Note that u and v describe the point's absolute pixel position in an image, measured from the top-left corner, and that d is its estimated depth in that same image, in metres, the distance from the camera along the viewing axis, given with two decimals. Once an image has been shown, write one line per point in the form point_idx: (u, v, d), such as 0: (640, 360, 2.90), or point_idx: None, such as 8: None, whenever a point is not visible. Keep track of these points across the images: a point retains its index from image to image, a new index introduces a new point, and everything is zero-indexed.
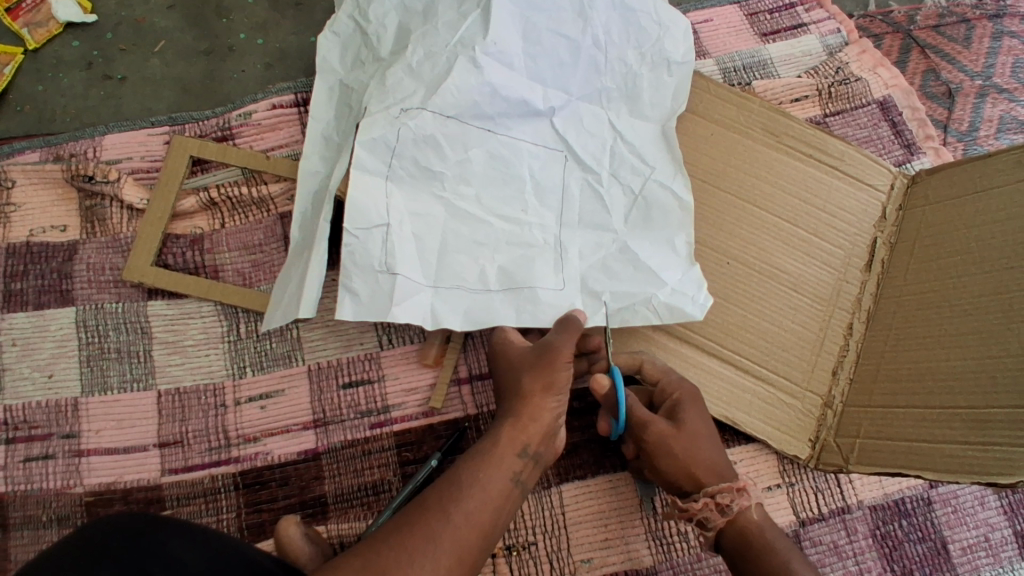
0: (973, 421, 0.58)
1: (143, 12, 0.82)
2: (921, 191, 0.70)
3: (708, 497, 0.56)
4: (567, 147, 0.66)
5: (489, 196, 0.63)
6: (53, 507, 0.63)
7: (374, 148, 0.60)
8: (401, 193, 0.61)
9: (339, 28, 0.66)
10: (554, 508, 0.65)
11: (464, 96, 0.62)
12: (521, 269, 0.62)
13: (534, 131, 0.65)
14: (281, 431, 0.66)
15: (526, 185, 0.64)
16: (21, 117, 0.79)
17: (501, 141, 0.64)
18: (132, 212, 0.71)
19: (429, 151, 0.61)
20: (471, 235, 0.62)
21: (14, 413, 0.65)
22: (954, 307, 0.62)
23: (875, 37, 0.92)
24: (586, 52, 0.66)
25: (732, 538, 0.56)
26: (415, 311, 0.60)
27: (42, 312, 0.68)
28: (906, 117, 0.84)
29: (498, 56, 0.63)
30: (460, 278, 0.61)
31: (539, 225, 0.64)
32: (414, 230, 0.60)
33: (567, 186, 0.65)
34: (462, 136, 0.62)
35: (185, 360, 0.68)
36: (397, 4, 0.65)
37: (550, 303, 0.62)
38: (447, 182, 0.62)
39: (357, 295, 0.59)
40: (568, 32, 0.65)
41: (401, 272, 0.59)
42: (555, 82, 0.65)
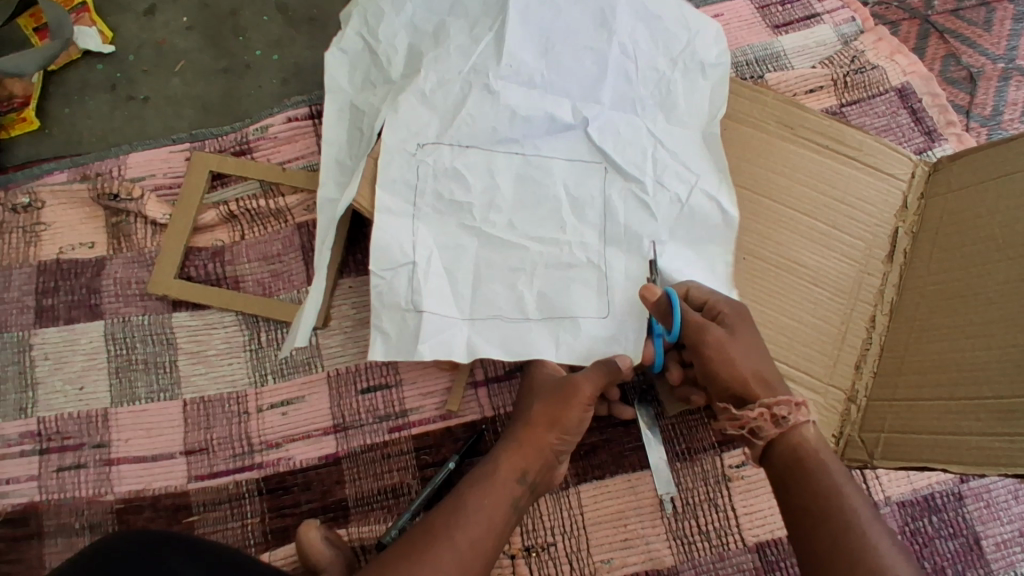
0: (997, 411, 0.56)
1: (163, 34, 0.85)
2: (943, 179, 0.68)
3: (764, 407, 0.53)
4: (604, 156, 0.64)
5: (522, 218, 0.62)
6: (85, 515, 0.65)
7: (395, 190, 0.61)
8: (427, 228, 0.61)
9: (347, 45, 0.66)
10: (572, 508, 0.65)
11: (481, 122, 0.62)
12: (559, 295, 0.61)
13: (565, 145, 0.64)
14: (301, 436, 0.67)
15: (561, 202, 0.63)
16: (50, 140, 0.82)
17: (529, 160, 0.63)
18: (155, 227, 0.74)
19: (451, 181, 0.62)
20: (504, 262, 0.62)
21: (47, 424, 0.68)
22: (978, 295, 0.61)
23: (891, 24, 0.90)
24: (614, 63, 0.65)
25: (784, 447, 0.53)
26: (449, 343, 0.60)
27: (73, 326, 0.70)
28: (926, 104, 0.83)
29: (516, 77, 0.63)
30: (496, 309, 0.61)
31: (580, 244, 0.63)
32: (444, 263, 0.61)
33: (607, 197, 0.64)
34: (486, 162, 0.62)
35: (210, 369, 0.70)
36: (406, 24, 0.65)
37: (590, 329, 0.61)
38: (476, 212, 0.62)
39: (388, 335, 0.60)
40: (593, 46, 0.64)
41: (427, 309, 0.59)
42: (586, 96, 0.65)
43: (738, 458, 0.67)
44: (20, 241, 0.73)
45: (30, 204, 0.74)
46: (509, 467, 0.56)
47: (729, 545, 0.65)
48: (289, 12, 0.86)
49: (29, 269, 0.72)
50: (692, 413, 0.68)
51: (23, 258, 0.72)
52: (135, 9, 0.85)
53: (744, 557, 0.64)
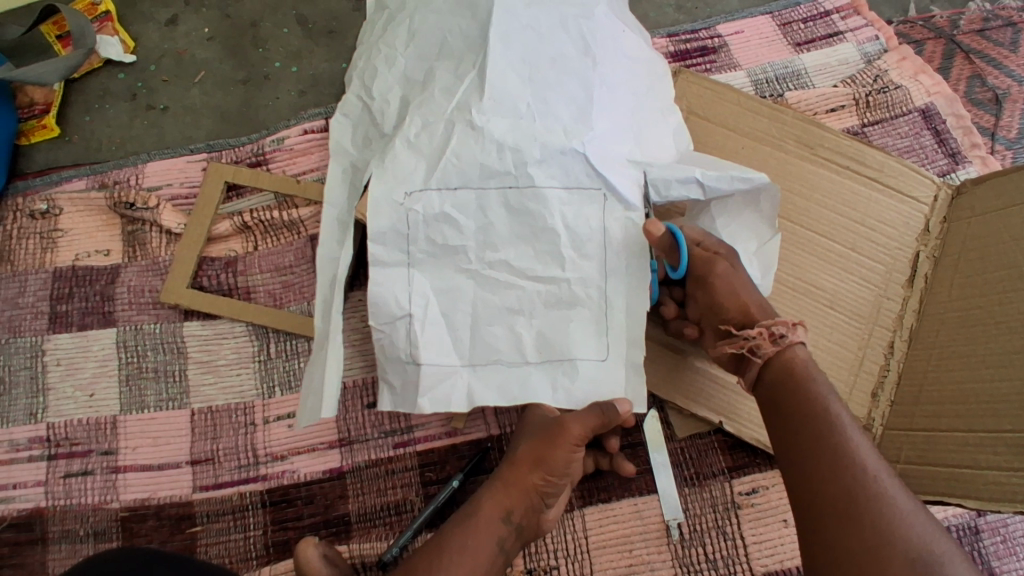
0: (1015, 447, 0.55)
1: (183, 43, 0.86)
2: (966, 202, 0.66)
3: (764, 327, 0.55)
4: (603, 181, 0.58)
5: (521, 256, 0.57)
6: (90, 522, 0.66)
7: (385, 239, 0.57)
8: (424, 274, 0.57)
9: (348, 109, 0.66)
10: (577, 531, 0.64)
11: (467, 159, 0.57)
12: (557, 336, 0.58)
13: (560, 170, 0.58)
14: (307, 449, 0.67)
15: (559, 236, 0.57)
16: (70, 147, 0.83)
17: (522, 191, 0.57)
18: (170, 236, 0.74)
19: (444, 225, 0.57)
20: (502, 302, 0.58)
21: (56, 430, 0.68)
22: (997, 325, 0.59)
23: (916, 43, 0.88)
24: (599, 86, 0.61)
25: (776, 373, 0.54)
26: (449, 393, 0.57)
27: (85, 333, 0.71)
28: (950, 126, 0.81)
29: (500, 108, 0.58)
30: (495, 352, 0.58)
31: (580, 279, 0.58)
32: (442, 308, 0.57)
33: (607, 227, 0.58)
34: (477, 200, 0.57)
35: (218, 379, 0.70)
36: (400, 77, 0.64)
37: (591, 372, 0.57)
38: (472, 252, 0.58)
39: (392, 387, 0.58)
40: (580, 71, 0.60)
41: (426, 360, 0.57)
42: (578, 119, 0.59)
43: (749, 485, 0.65)
44: (37, 247, 0.74)
45: (47, 210, 0.75)
46: (494, 504, 0.56)
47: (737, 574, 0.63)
48: (309, 24, 0.87)
49: (44, 275, 0.73)
50: (702, 437, 0.67)
51: (40, 264, 0.74)
52: (157, 20, 0.87)
53: None
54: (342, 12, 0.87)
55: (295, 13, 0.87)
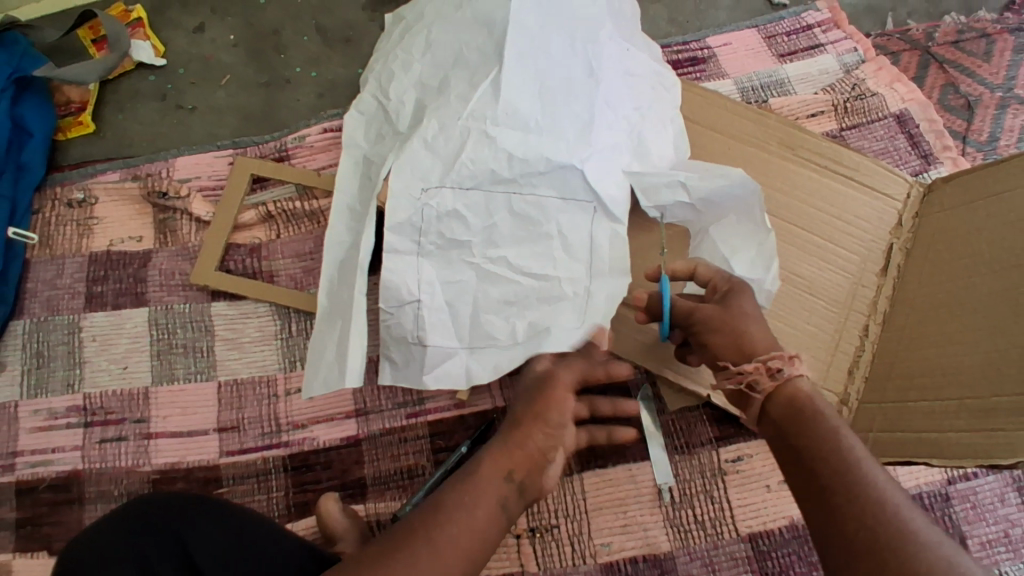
0: (977, 411, 0.60)
1: (210, 49, 0.93)
2: (935, 200, 0.72)
3: (760, 362, 0.55)
4: (597, 197, 0.65)
5: (520, 254, 0.65)
6: (123, 484, 0.71)
7: (401, 231, 0.63)
8: (431, 265, 0.64)
9: (364, 107, 0.72)
10: (576, 493, 0.69)
11: (479, 164, 0.64)
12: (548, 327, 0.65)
13: (559, 182, 0.65)
14: (325, 419, 0.72)
15: (553, 240, 0.65)
16: (103, 142, 0.89)
17: (524, 198, 0.65)
18: (199, 223, 0.80)
19: (454, 222, 0.64)
20: (500, 295, 0.65)
21: (92, 400, 0.73)
22: (964, 305, 0.65)
23: (892, 54, 0.95)
24: (602, 105, 0.67)
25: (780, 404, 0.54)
26: (448, 373, 0.64)
27: (119, 311, 0.76)
28: (923, 129, 0.87)
29: (512, 121, 0.65)
30: (492, 338, 0.64)
31: (569, 279, 0.65)
32: (446, 296, 0.64)
33: (596, 238, 0.66)
34: (485, 202, 0.64)
35: (243, 354, 0.75)
36: (415, 83, 0.70)
37: (574, 363, 0.65)
38: (476, 248, 0.64)
39: (397, 363, 0.65)
40: (584, 91, 0.67)
41: (430, 342, 0.64)
42: (581, 136, 0.65)
43: (734, 453, 0.71)
44: (75, 233, 0.80)
45: (84, 199, 0.81)
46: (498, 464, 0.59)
47: (724, 535, 0.68)
48: (328, 33, 0.93)
49: (81, 258, 0.79)
50: (691, 410, 0.72)
51: (77, 249, 0.79)
52: (186, 27, 0.93)
53: (738, 546, 0.68)
54: (359, 22, 0.94)
55: (316, 22, 0.94)
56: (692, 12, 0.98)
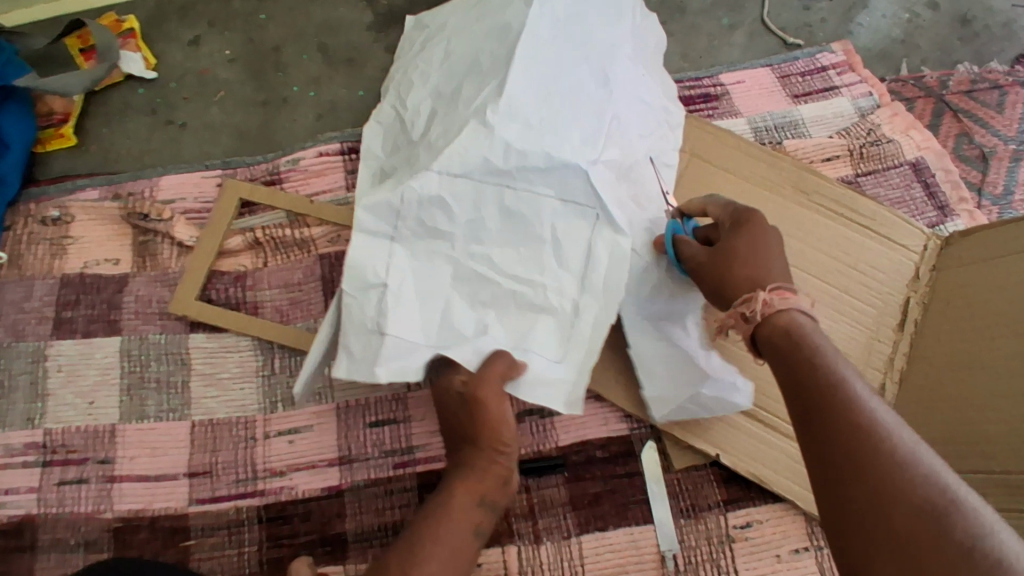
0: (999, 486, 0.57)
1: (204, 64, 0.89)
2: (953, 254, 0.70)
3: (735, 310, 0.51)
4: (598, 203, 0.59)
5: (504, 253, 0.59)
6: (81, 531, 0.65)
7: (376, 211, 0.57)
8: (407, 254, 0.58)
9: (383, 117, 0.69)
10: (573, 558, 0.64)
11: (472, 156, 0.57)
12: (523, 333, 0.59)
13: (557, 183, 0.58)
14: (306, 466, 0.67)
15: (543, 244, 0.59)
16: (86, 157, 0.84)
17: (518, 196, 0.58)
18: (181, 248, 0.75)
19: (435, 210, 0.57)
20: (478, 295, 0.59)
21: (53, 437, 0.68)
22: (983, 369, 0.61)
23: (907, 101, 0.93)
24: (613, 114, 0.62)
25: (774, 331, 0.48)
26: (407, 368, 0.56)
27: (89, 340, 0.71)
28: (939, 180, 0.85)
29: (512, 115, 0.58)
30: (462, 338, 0.58)
31: (556, 288, 0.59)
32: (418, 287, 0.58)
33: (592, 247, 0.59)
34: (474, 195, 0.58)
35: (221, 392, 0.70)
36: (431, 92, 0.65)
37: (546, 376, 0.58)
38: (457, 241, 0.58)
39: (350, 352, 0.56)
40: (597, 99, 0.62)
41: (391, 331, 0.56)
42: (587, 142, 0.59)
43: (743, 519, 0.66)
44: (46, 254, 0.75)
45: (59, 218, 0.76)
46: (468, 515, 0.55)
47: None
48: (329, 52, 0.90)
49: (52, 281, 0.73)
50: (698, 469, 0.68)
51: (48, 270, 0.74)
52: (180, 40, 0.89)
53: None
54: (361, 43, 0.90)
55: (317, 41, 0.90)
56: (706, 47, 0.96)
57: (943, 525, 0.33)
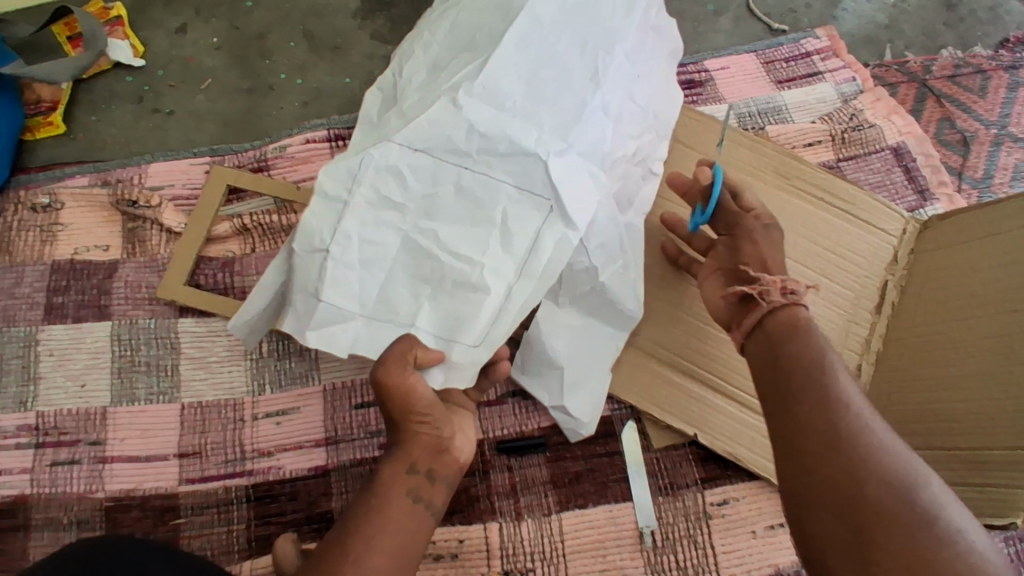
0: (971, 463, 0.59)
1: (191, 51, 0.89)
2: (930, 237, 0.71)
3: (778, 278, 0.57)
4: (553, 193, 0.59)
5: (451, 231, 0.58)
6: (74, 510, 0.67)
7: (337, 174, 0.58)
8: (357, 220, 0.58)
9: (384, 85, 0.65)
10: (553, 534, 0.66)
11: (436, 130, 0.58)
12: (459, 315, 0.58)
13: (514, 168, 0.59)
14: (293, 447, 0.69)
15: (492, 226, 0.59)
16: (74, 144, 0.85)
17: (475, 176, 0.59)
18: (169, 234, 0.76)
19: (390, 178, 0.58)
20: (421, 271, 0.58)
21: (45, 419, 0.69)
22: (957, 350, 0.62)
23: (890, 86, 0.94)
24: (591, 107, 0.62)
25: (779, 323, 0.55)
26: (339, 338, 0.58)
27: (80, 325, 0.72)
28: (920, 164, 0.85)
29: (486, 97, 0.59)
30: (396, 312, 0.58)
31: (493, 270, 0.58)
32: (363, 255, 0.58)
33: (539, 237, 0.59)
34: (433, 169, 0.58)
35: (209, 375, 0.71)
36: (429, 62, 0.64)
37: (466, 358, 0.57)
38: (408, 214, 0.58)
39: (292, 310, 0.58)
40: (580, 91, 0.62)
41: (328, 297, 0.57)
42: (555, 130, 0.60)
43: (720, 496, 0.68)
44: (36, 240, 0.76)
45: (49, 204, 0.77)
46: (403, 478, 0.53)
47: None
48: (315, 40, 0.90)
49: (42, 267, 0.75)
50: (676, 448, 0.70)
51: (38, 257, 0.75)
52: (167, 27, 0.90)
53: None
54: (347, 30, 0.91)
55: (303, 28, 0.91)
56: (690, 33, 0.97)
57: (904, 497, 0.41)
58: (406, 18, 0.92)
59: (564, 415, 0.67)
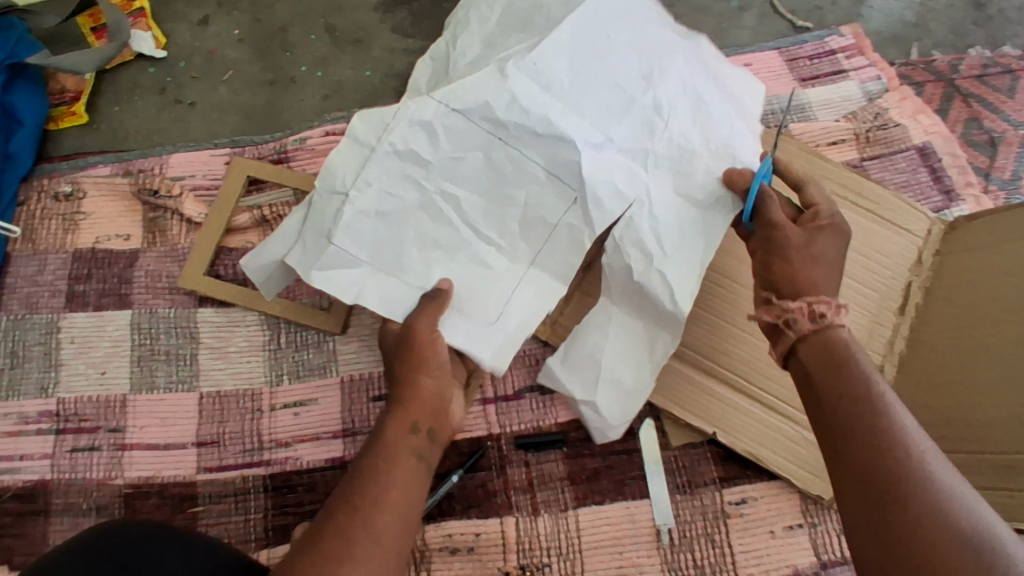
0: (1000, 468, 0.58)
1: (214, 44, 0.90)
2: (959, 238, 0.69)
3: (804, 302, 0.49)
4: (582, 185, 0.58)
5: (471, 201, 0.59)
6: (93, 496, 0.67)
7: (368, 121, 0.59)
8: (381, 171, 0.58)
9: (436, 54, 0.65)
10: (570, 531, 0.66)
11: (474, 93, 0.57)
12: (469, 289, 0.59)
13: (548, 151, 0.58)
14: (310, 438, 0.69)
15: (513, 205, 0.59)
16: (98, 135, 0.86)
17: (507, 151, 0.58)
18: (190, 224, 0.77)
19: (420, 134, 0.58)
20: (434, 235, 0.59)
21: (66, 405, 0.70)
22: (981, 356, 0.61)
23: (916, 85, 0.92)
24: (639, 105, 0.61)
25: (813, 354, 0.47)
26: (341, 284, 0.57)
27: (101, 313, 0.73)
28: (946, 164, 0.84)
29: (534, 74, 0.58)
30: (402, 272, 0.58)
31: (506, 252, 0.60)
32: (378, 206, 0.58)
33: (558, 223, 0.59)
34: (463, 131, 0.58)
35: (227, 364, 0.72)
36: (482, 38, 0.63)
37: (469, 334, 0.58)
38: (431, 173, 0.58)
39: (301, 247, 0.59)
40: (628, 86, 0.61)
41: (336, 242, 0.57)
42: (597, 121, 0.59)
43: (739, 496, 0.67)
44: (60, 229, 0.76)
45: (72, 193, 0.78)
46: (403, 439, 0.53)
47: None
48: (337, 33, 0.90)
49: (66, 255, 0.75)
50: (696, 447, 0.69)
51: (62, 245, 0.76)
52: (191, 20, 0.90)
53: None
54: (369, 24, 0.91)
55: (325, 21, 0.91)
56: (712, 30, 0.96)
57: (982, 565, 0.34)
58: (428, 12, 0.91)
59: (592, 414, 0.65)
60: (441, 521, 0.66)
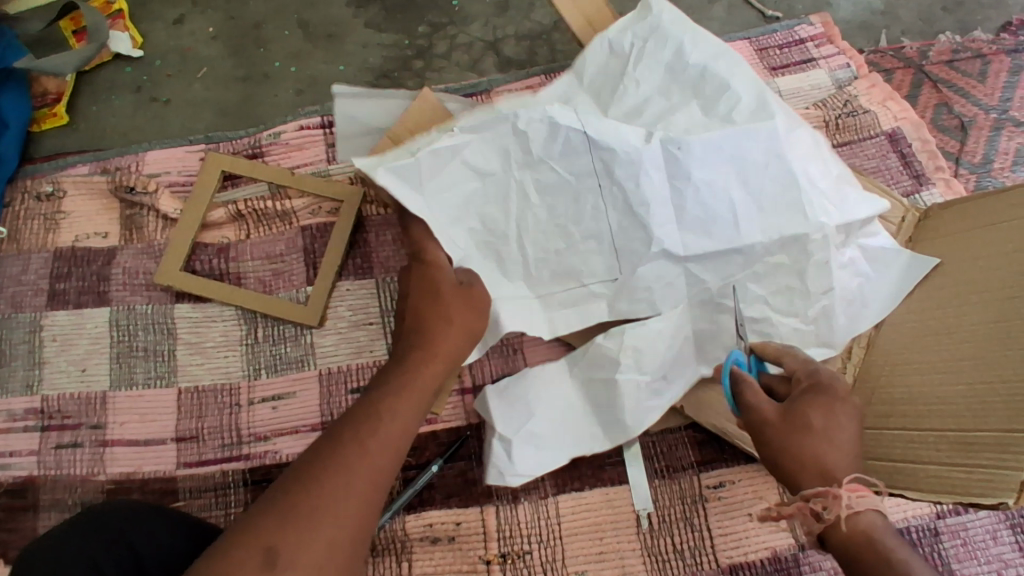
0: (959, 445, 0.58)
1: (188, 41, 0.89)
2: (933, 226, 0.69)
3: (801, 502, 0.49)
4: (623, 263, 0.66)
5: (534, 216, 0.66)
6: (78, 493, 0.67)
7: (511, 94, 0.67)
8: (486, 137, 0.65)
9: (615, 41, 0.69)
10: (549, 517, 0.66)
11: (611, 132, 0.65)
12: (494, 275, 0.66)
13: (620, 223, 0.66)
14: (290, 432, 0.69)
15: (561, 243, 0.67)
16: (75, 134, 0.85)
17: (592, 200, 0.66)
18: (166, 221, 0.76)
19: (541, 129, 0.65)
20: (488, 218, 0.66)
21: (49, 403, 0.69)
22: (954, 336, 0.62)
23: (885, 72, 0.94)
24: (743, 204, 0.65)
25: (831, 542, 0.48)
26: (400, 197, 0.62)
27: (81, 311, 0.73)
28: (916, 149, 0.85)
29: (670, 146, 0.65)
30: (450, 224, 0.65)
31: (531, 271, 0.67)
32: (468, 151, 0.65)
33: (590, 283, 0.67)
34: (572, 160, 0.65)
35: (205, 360, 0.71)
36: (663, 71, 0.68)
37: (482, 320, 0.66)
38: (520, 169, 0.66)
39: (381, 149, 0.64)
40: (750, 191, 0.65)
41: (421, 158, 0.63)
42: (683, 201, 0.65)
43: (716, 479, 0.68)
44: (40, 228, 0.76)
45: (52, 193, 0.77)
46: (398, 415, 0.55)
47: (703, 565, 0.65)
48: (310, 28, 0.90)
49: (45, 254, 0.75)
50: (672, 432, 0.70)
51: (40, 244, 0.75)
52: (164, 18, 0.90)
53: None
54: (342, 18, 0.91)
55: (298, 17, 0.90)
56: (685, 20, 0.97)
57: None
58: (400, 4, 0.91)
59: (502, 452, 0.65)
60: (421, 511, 0.66)
